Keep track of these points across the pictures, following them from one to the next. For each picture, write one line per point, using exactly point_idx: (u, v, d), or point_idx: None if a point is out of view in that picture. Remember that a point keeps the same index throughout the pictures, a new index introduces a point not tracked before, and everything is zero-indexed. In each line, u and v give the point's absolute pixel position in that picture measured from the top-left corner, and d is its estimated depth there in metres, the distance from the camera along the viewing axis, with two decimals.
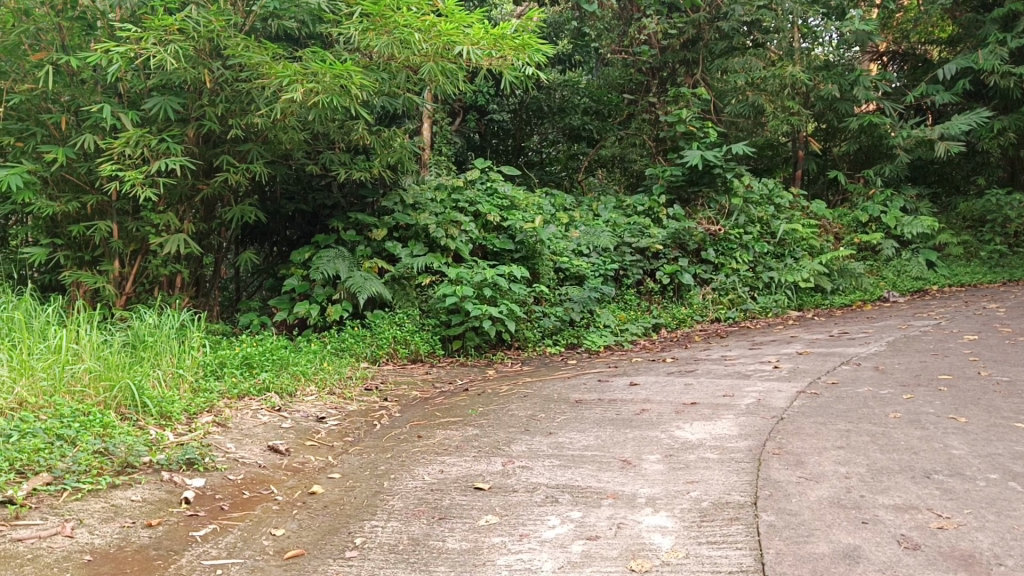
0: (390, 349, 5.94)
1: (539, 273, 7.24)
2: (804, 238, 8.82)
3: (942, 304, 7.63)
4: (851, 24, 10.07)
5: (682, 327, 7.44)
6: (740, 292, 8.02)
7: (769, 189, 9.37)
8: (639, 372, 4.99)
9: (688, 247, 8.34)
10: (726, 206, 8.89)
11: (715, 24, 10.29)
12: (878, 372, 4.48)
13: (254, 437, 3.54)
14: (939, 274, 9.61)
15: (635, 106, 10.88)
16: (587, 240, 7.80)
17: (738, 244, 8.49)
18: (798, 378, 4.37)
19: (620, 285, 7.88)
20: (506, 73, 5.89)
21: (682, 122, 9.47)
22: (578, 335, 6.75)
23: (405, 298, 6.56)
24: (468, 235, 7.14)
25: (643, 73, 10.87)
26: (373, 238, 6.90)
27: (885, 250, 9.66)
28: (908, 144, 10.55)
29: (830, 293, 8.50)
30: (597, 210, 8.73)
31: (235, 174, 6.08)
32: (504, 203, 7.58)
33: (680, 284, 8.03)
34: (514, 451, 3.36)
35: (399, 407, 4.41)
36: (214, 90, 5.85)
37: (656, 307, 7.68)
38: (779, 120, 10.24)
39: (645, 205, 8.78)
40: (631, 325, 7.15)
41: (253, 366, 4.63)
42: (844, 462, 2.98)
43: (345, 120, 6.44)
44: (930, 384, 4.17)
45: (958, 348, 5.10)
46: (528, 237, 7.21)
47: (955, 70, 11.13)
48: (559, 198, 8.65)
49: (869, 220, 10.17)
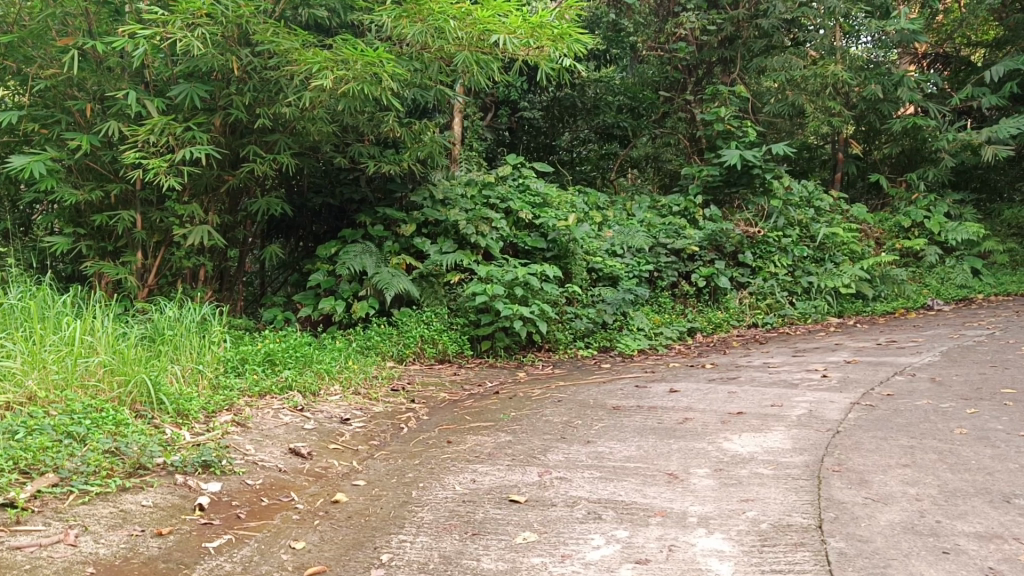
0: (417, 349, 5.74)
1: (571, 273, 7.02)
2: (845, 242, 8.53)
3: (991, 314, 7.30)
4: (898, 24, 9.78)
5: (718, 332, 7.19)
6: (779, 297, 7.76)
7: (809, 192, 9.08)
8: (678, 378, 4.75)
9: (725, 250, 8.09)
10: (764, 208, 8.61)
11: (754, 22, 10.02)
12: (935, 383, 4.21)
13: (275, 438, 3.35)
14: (985, 282, 9.27)
15: (670, 105, 10.67)
16: (621, 240, 7.57)
17: (776, 247, 8.21)
18: (851, 389, 4.11)
19: (654, 287, 7.64)
20: (543, 64, 5.68)
21: (720, 121, 9.20)
22: (611, 338, 6.53)
23: (433, 296, 6.36)
24: (499, 233, 6.93)
25: (679, 70, 10.62)
26: (401, 234, 6.71)
27: (928, 256, 9.32)
28: (953, 147, 10.20)
29: (871, 300, 8.20)
30: (631, 210, 8.48)
31: (261, 165, 5.92)
32: (536, 200, 7.35)
33: (716, 287, 7.77)
34: (551, 461, 3.14)
35: (427, 409, 4.20)
36: (242, 78, 5.71)
37: (691, 310, 7.45)
38: (819, 121, 9.94)
39: (680, 206, 8.54)
40: (665, 329, 6.92)
41: (276, 362, 4.44)
42: (913, 482, 2.73)
43: (375, 112, 6.33)
44: (994, 398, 3.89)
45: (1018, 359, 4.81)
46: (561, 236, 6.99)
47: (1003, 72, 10.79)
48: (592, 196, 8.41)
49: (911, 225, 9.83)
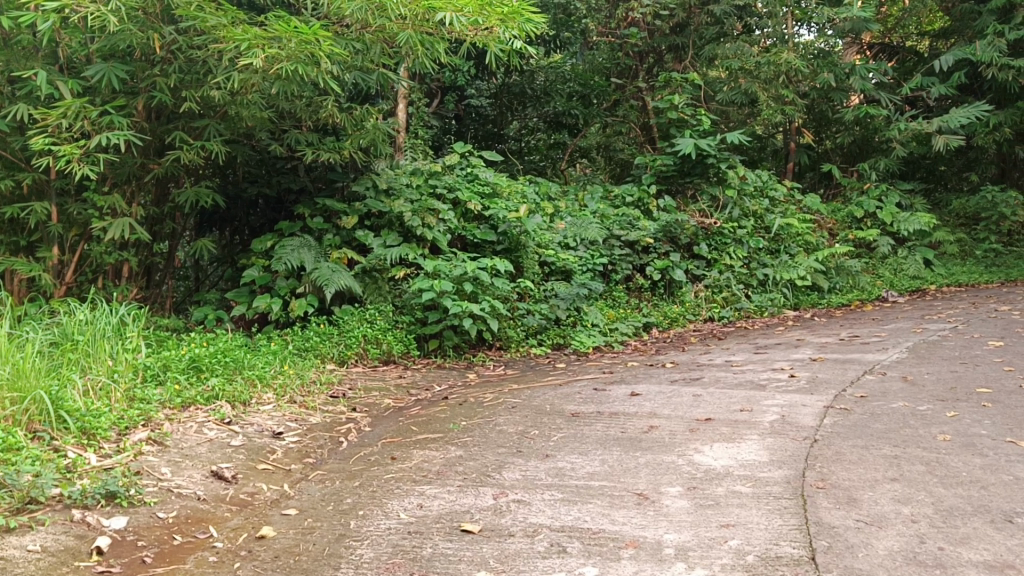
0: (359, 350, 5.37)
1: (523, 267, 6.71)
2: (800, 233, 8.41)
3: (948, 305, 7.20)
4: (849, 11, 9.65)
5: (674, 327, 6.96)
6: (735, 291, 7.58)
7: (763, 181, 8.92)
8: (639, 380, 4.47)
9: (679, 241, 7.89)
10: (720, 198, 8.43)
11: (707, 9, 9.76)
12: (907, 383, 4.00)
13: (196, 459, 2.97)
14: (937, 273, 9.23)
15: (623, 92, 10.37)
16: (575, 232, 7.29)
17: (731, 239, 8.05)
18: (822, 391, 3.87)
19: (609, 280, 7.38)
20: (493, 46, 5.37)
21: (673, 109, 8.98)
22: (565, 335, 6.26)
23: (377, 292, 5.99)
24: (447, 225, 6.58)
25: (630, 56, 10.33)
26: (343, 226, 6.31)
27: (881, 247, 9.25)
28: (905, 136, 10.16)
29: (827, 292, 8.07)
30: (584, 200, 8.20)
31: (189, 152, 5.49)
32: (485, 191, 7.02)
33: (671, 280, 7.55)
34: (506, 481, 2.82)
35: (370, 419, 3.85)
36: (167, 58, 5.29)
37: (646, 304, 7.23)
38: (772, 110, 9.83)
39: (634, 196, 8.30)
40: (620, 324, 6.67)
41: (203, 369, 4.05)
42: (906, 500, 2.48)
43: (313, 97, 5.99)
44: (971, 398, 3.69)
45: (986, 355, 4.64)
46: (512, 228, 6.70)
47: (952, 61, 10.82)
48: (544, 185, 8.11)
49: (864, 216, 9.74)
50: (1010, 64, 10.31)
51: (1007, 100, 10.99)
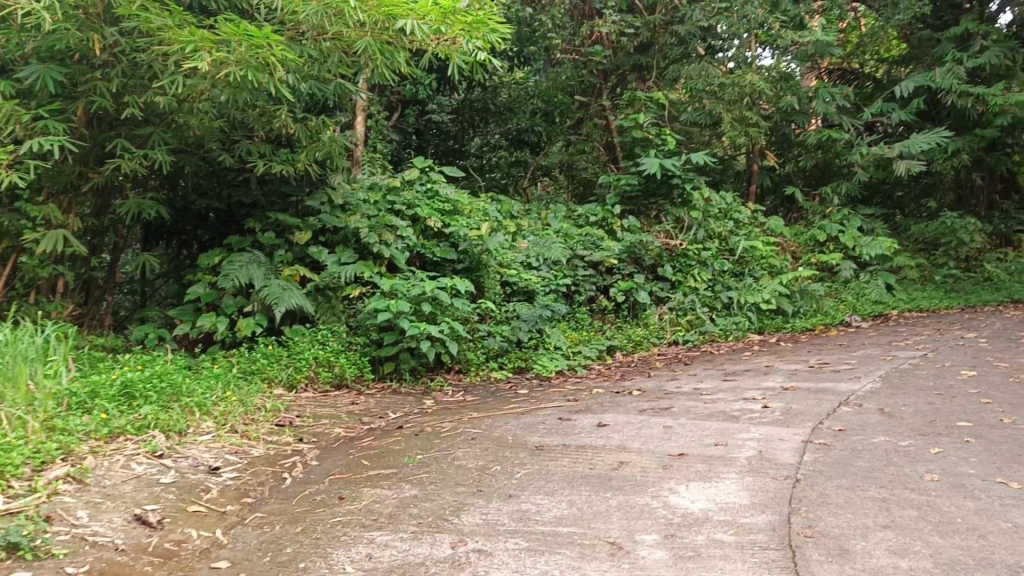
0: (311, 373, 5.07)
1: (483, 287, 6.46)
2: (764, 256, 8.33)
3: (913, 332, 7.12)
4: (812, 35, 9.58)
5: (639, 351, 6.77)
6: (699, 313, 7.42)
7: (728, 204, 8.82)
8: (606, 409, 4.24)
9: (643, 263, 7.69)
10: (685, 219, 8.28)
11: (671, 29, 9.84)
12: (886, 415, 3.82)
13: (119, 500, 2.66)
14: (899, 298, 9.19)
15: (586, 111, 10.21)
16: (537, 252, 7.07)
17: (696, 260, 7.90)
18: (798, 423, 3.68)
19: (572, 302, 7.17)
20: (455, 57, 5.16)
21: (638, 128, 8.84)
22: (526, 358, 6.03)
23: (330, 311, 5.70)
24: (405, 242, 6.30)
25: (595, 74, 10.21)
26: (295, 242, 6.00)
27: (843, 271, 9.19)
28: (866, 161, 10.15)
29: (791, 316, 7.96)
30: (546, 219, 7.99)
31: (130, 161, 5.17)
32: (446, 208, 6.77)
33: (635, 303, 7.36)
34: (466, 526, 2.56)
35: (317, 451, 3.56)
36: (109, 62, 4.98)
37: (610, 327, 7.03)
38: (737, 131, 9.76)
39: (598, 216, 8.11)
40: (583, 347, 6.46)
41: (135, 395, 3.73)
42: (902, 552, 2.27)
43: (266, 106, 5.72)
44: (953, 433, 3.52)
45: (961, 385, 4.50)
46: (472, 246, 6.45)
47: (912, 87, 10.89)
48: (505, 203, 7.88)
49: (826, 239, 9.71)
50: (969, 91, 10.40)
51: (965, 126, 11.10)
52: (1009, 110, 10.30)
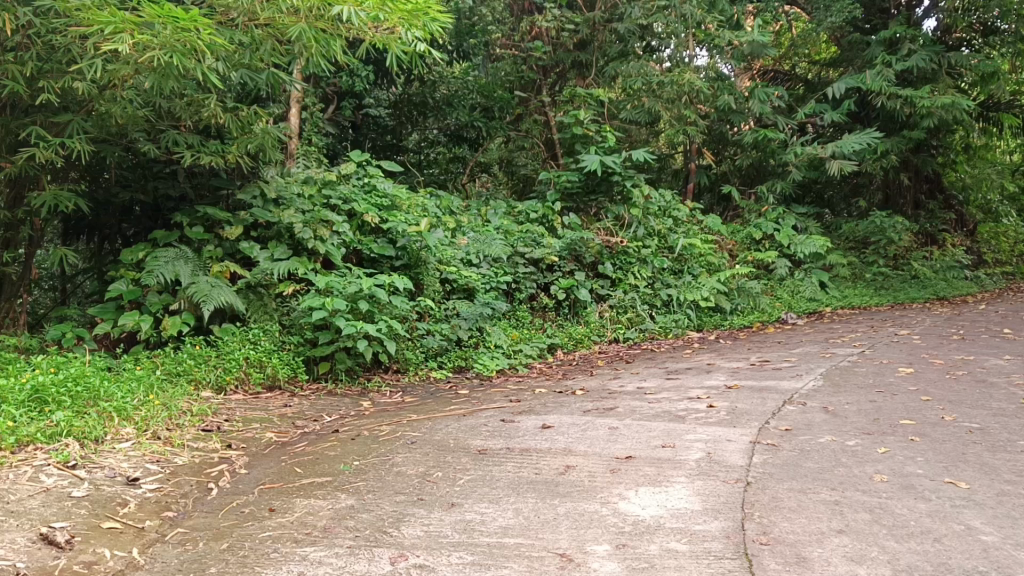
0: (241, 374, 4.84)
1: (422, 284, 6.29)
2: (703, 254, 8.36)
3: (849, 329, 7.21)
4: (748, 34, 9.69)
5: (580, 349, 6.69)
6: (640, 311, 7.39)
7: (667, 201, 8.83)
8: (550, 410, 4.13)
9: (584, 260, 7.66)
10: (624, 217, 8.24)
11: (610, 26, 9.73)
12: (830, 414, 3.80)
13: (26, 517, 2.44)
14: (832, 295, 9.33)
15: (526, 107, 10.18)
16: (477, 249, 6.93)
17: (636, 258, 7.87)
18: (745, 423, 3.63)
19: (512, 299, 7.05)
20: (394, 47, 5.00)
21: (578, 124, 8.77)
22: (466, 357, 5.90)
23: (262, 310, 5.47)
24: (341, 238, 6.09)
25: (535, 69, 10.12)
26: (225, 237, 5.74)
27: (779, 269, 9.29)
28: (801, 161, 10.28)
29: (729, 313, 8.00)
30: (486, 216, 7.86)
31: (45, 150, 4.87)
32: (383, 203, 6.58)
33: (576, 300, 7.29)
34: (407, 539, 2.41)
35: (247, 459, 3.37)
36: (22, 44, 4.67)
37: (551, 325, 6.94)
38: (675, 129, 9.78)
39: (538, 213, 8.02)
40: (524, 346, 6.36)
41: (47, 401, 3.48)
42: (858, 559, 2.21)
43: (193, 94, 5.47)
44: (897, 432, 3.51)
45: (900, 382, 4.52)
46: (411, 242, 6.27)
47: (844, 88, 11.09)
48: (444, 199, 7.71)
49: (762, 237, 9.81)
50: (899, 93, 10.63)
51: (895, 127, 11.36)
52: (936, 113, 10.56)
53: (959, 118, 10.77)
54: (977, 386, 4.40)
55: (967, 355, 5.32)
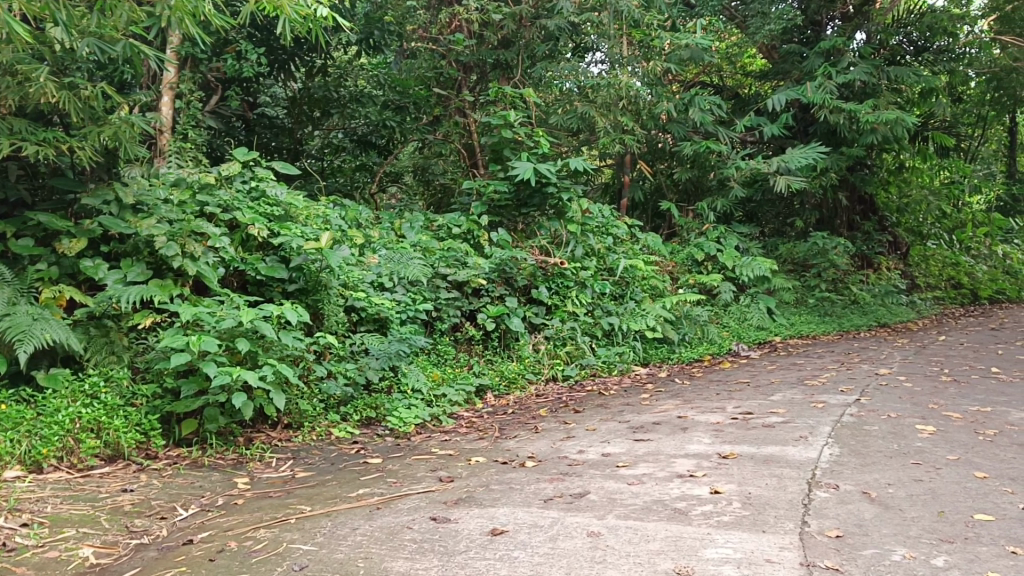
0: (67, 442, 3.56)
1: (321, 314, 5.07)
2: (645, 277, 7.47)
3: (815, 365, 6.36)
4: (687, 37, 8.70)
5: (513, 392, 5.59)
6: (580, 344, 6.38)
7: (605, 217, 7.93)
8: (499, 499, 3.00)
9: (515, 283, 6.58)
10: (560, 234, 7.29)
11: (539, 22, 8.70)
12: (879, 506, 2.80)
13: None
14: (779, 323, 8.53)
15: (446, 107, 9.09)
16: (392, 269, 5.78)
17: (574, 281, 6.90)
18: (777, 527, 2.58)
19: (432, 331, 5.91)
20: (288, 11, 3.88)
21: (508, 127, 7.62)
22: (378, 407, 4.77)
23: (107, 349, 4.17)
24: (219, 255, 4.81)
25: (454, 66, 9.00)
26: (63, 252, 4.39)
27: (724, 294, 8.43)
28: (743, 176, 9.51)
29: (676, 344, 7.09)
30: (401, 229, 6.69)
31: None
32: (274, 213, 5.32)
33: (507, 331, 6.20)
34: None
35: None
36: None
37: (479, 361, 5.83)
38: (611, 138, 8.89)
39: (462, 227, 6.91)
40: (447, 388, 5.23)
41: None
42: None
43: (20, 65, 4.13)
44: (986, 539, 2.53)
45: (932, 448, 3.58)
46: (308, 261, 4.99)
47: (784, 100, 10.41)
48: (351, 209, 6.47)
49: (704, 258, 9.02)
50: (841, 107, 10.01)
51: (836, 141, 10.72)
52: (878, 129, 9.97)
53: (901, 135, 10.21)
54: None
55: (980, 406, 4.46)
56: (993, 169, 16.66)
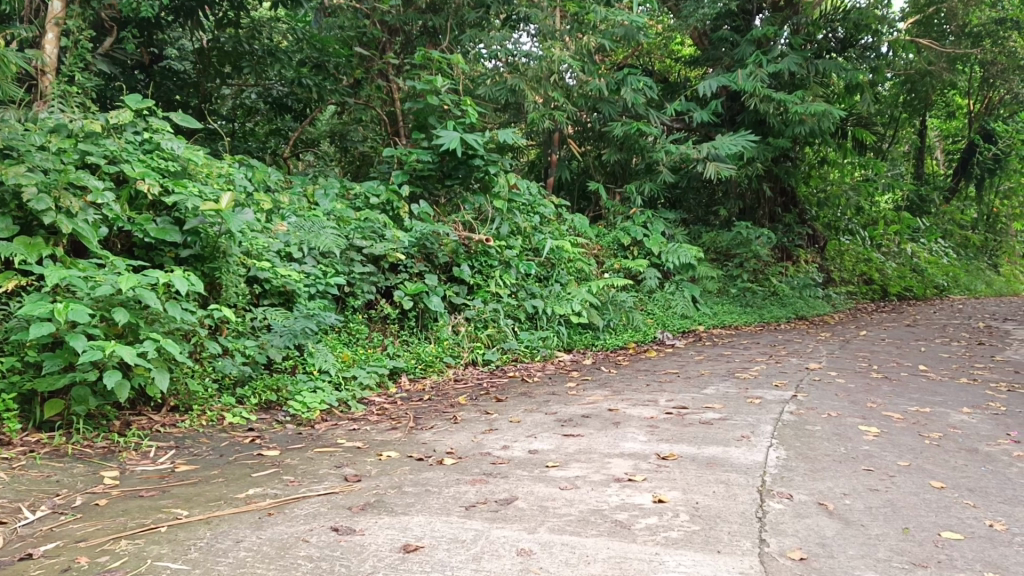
0: None
1: (219, 284, 4.54)
2: (571, 259, 7.15)
3: (742, 356, 6.17)
4: (623, 13, 8.35)
5: (430, 375, 5.18)
6: (502, 327, 6.01)
7: (532, 195, 7.60)
8: (413, 505, 2.59)
9: (435, 260, 6.13)
10: (485, 210, 6.89)
11: None
12: (840, 522, 2.52)
13: None
14: (703, 312, 8.35)
15: (367, 68, 8.48)
16: (302, 237, 5.27)
17: (497, 260, 6.51)
18: (734, 548, 2.26)
19: (343, 308, 5.45)
20: None
21: (434, 93, 7.11)
22: (279, 389, 4.30)
23: None
24: (101, 213, 4.23)
25: (377, 27, 8.41)
26: None
27: (649, 280, 8.17)
28: (672, 160, 9.28)
29: (601, 330, 6.80)
30: (313, 196, 6.17)
31: None
32: (169, 169, 4.70)
33: (424, 310, 5.78)
34: None
35: None
36: None
37: (393, 342, 5.40)
38: (541, 113, 8.52)
39: (380, 197, 6.42)
40: (357, 370, 4.78)
41: None
42: None
43: None
44: (961, 562, 2.27)
45: (880, 453, 3.34)
46: (206, 225, 4.41)
47: (715, 86, 10.22)
48: (258, 169, 5.90)
49: (630, 243, 8.77)
50: (772, 96, 9.85)
51: (764, 130, 10.61)
52: (807, 121, 9.86)
53: (829, 129, 10.13)
54: (978, 464, 3.30)
55: (918, 407, 4.29)
56: (900, 169, 17.06)
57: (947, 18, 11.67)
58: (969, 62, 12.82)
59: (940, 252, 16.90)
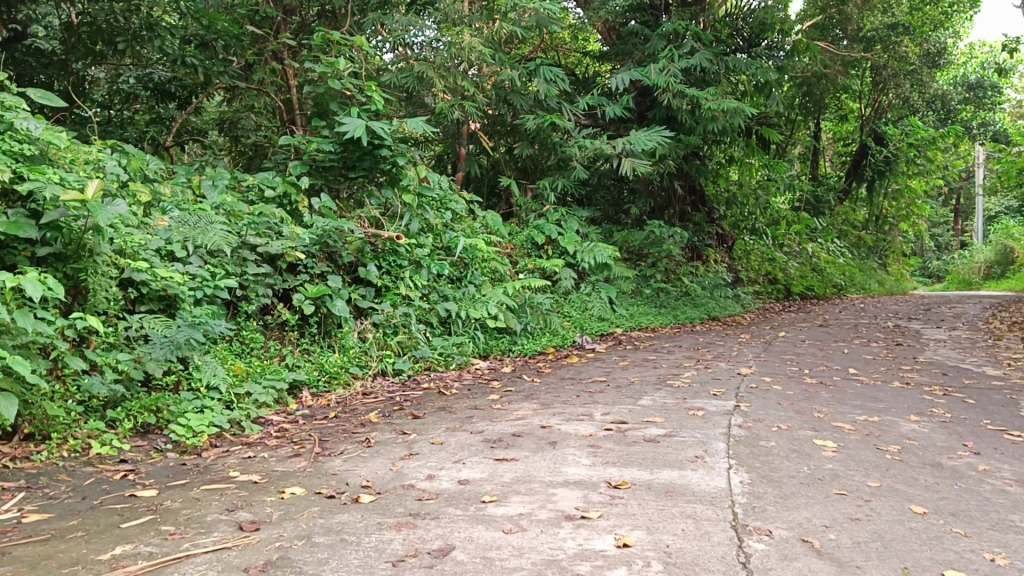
0: None
1: (84, 288, 3.88)
2: (485, 258, 6.72)
3: (669, 361, 5.87)
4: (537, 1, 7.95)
5: (335, 389, 4.64)
6: (414, 333, 5.51)
7: (443, 190, 7.12)
8: (325, 565, 2.07)
9: (339, 260, 5.57)
10: (393, 205, 6.39)
11: None
12: (833, 564, 2.16)
13: None
14: (619, 314, 8.05)
15: (260, 50, 7.80)
16: (186, 234, 4.64)
17: (408, 260, 5.99)
18: None
19: (234, 314, 4.84)
20: None
21: (336, 77, 6.53)
22: (159, 411, 3.69)
23: None
24: None
25: (272, 6, 7.80)
26: None
27: (565, 281, 7.82)
28: (584, 156, 8.97)
29: (518, 334, 6.38)
30: (200, 187, 5.51)
31: None
32: (24, 153, 3.94)
33: (327, 315, 5.22)
34: None
35: None
36: None
37: (293, 352, 4.83)
38: (450, 104, 8.03)
39: (276, 189, 5.80)
40: (251, 385, 4.19)
41: None
42: None
43: None
44: None
45: (846, 473, 3.02)
46: (70, 219, 3.74)
47: (626, 81, 9.95)
48: (134, 156, 5.21)
49: (544, 242, 8.39)
50: (684, 92, 9.65)
51: (675, 126, 10.43)
52: (718, 118, 9.70)
53: (739, 126, 10.01)
54: (948, 481, 3.02)
55: (866, 416, 4.03)
56: (798, 170, 17.35)
57: (841, 22, 11.76)
58: (862, 67, 13.11)
59: (836, 252, 17.27)
